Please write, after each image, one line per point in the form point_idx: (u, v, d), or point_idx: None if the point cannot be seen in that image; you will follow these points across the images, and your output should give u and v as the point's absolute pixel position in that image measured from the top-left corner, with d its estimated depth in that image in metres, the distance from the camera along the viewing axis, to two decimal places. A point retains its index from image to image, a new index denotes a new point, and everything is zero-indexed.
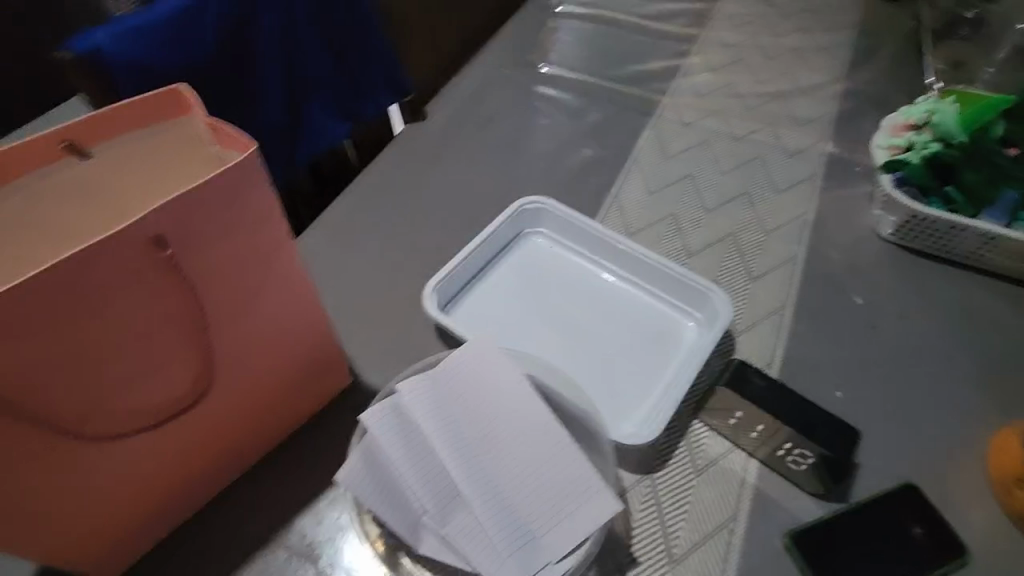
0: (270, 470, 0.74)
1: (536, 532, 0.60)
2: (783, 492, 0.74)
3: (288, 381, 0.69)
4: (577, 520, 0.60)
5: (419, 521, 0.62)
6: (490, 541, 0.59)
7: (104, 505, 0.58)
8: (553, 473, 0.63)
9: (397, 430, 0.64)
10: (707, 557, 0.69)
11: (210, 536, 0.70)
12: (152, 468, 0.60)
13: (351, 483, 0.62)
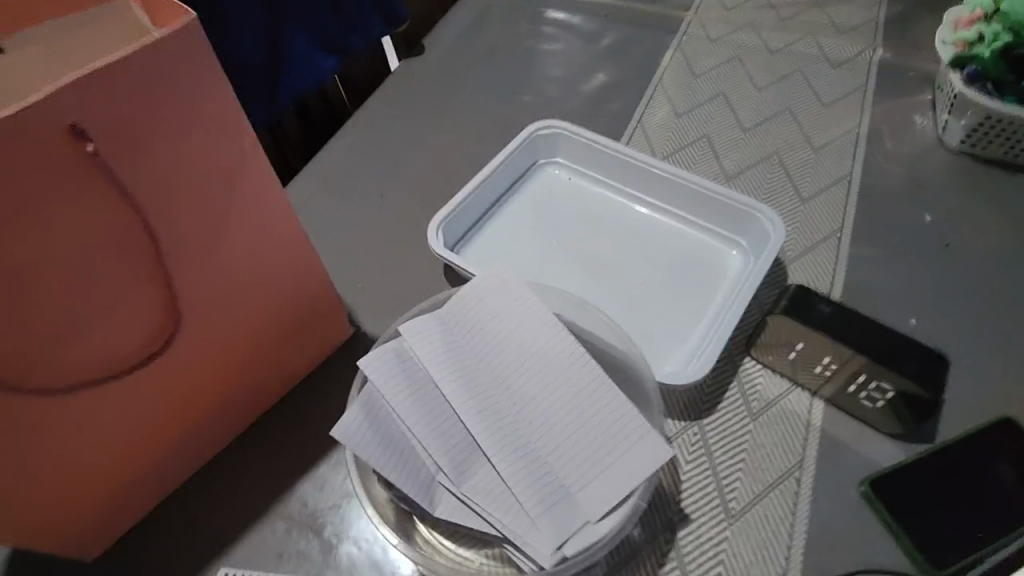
0: (264, 435, 0.66)
1: (573, 486, 0.50)
2: (854, 434, 0.64)
3: (278, 329, 0.60)
4: (621, 470, 0.50)
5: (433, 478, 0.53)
6: (519, 498, 0.50)
7: (65, 476, 0.50)
8: (589, 417, 0.53)
9: (401, 378, 0.55)
10: (772, 512, 0.59)
11: (199, 511, 0.61)
12: (118, 430, 0.51)
13: (347, 442, 0.52)
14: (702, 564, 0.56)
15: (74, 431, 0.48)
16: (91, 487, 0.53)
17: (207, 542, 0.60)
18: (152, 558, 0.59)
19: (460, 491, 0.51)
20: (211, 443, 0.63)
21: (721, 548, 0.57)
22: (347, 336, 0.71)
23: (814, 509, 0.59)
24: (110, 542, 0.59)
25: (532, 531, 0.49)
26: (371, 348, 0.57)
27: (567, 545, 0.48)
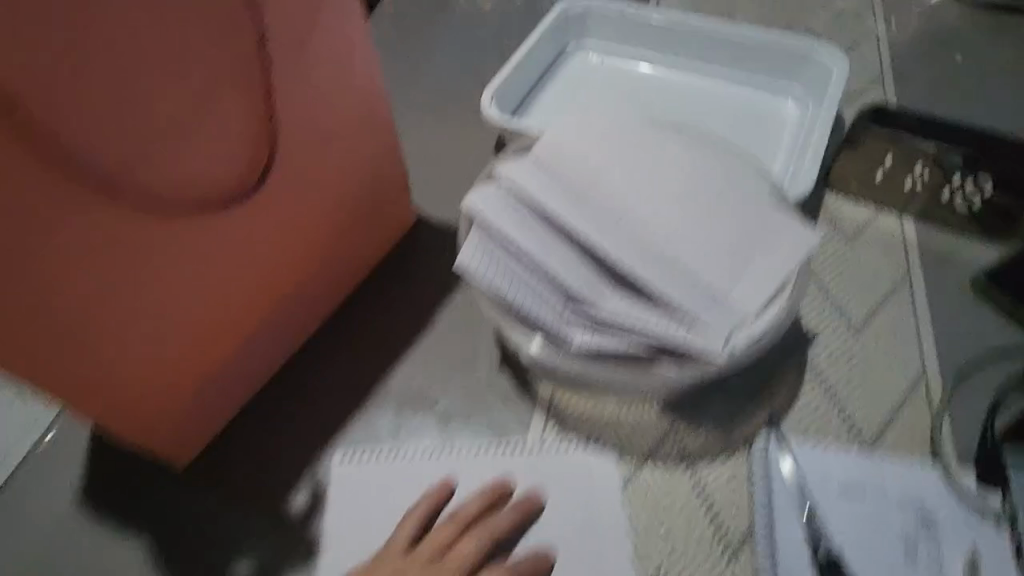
0: (342, 325, 0.58)
1: (730, 286, 0.48)
2: (951, 240, 0.63)
3: (360, 187, 0.54)
4: (773, 263, 0.48)
5: (566, 307, 0.49)
6: (679, 305, 0.46)
7: (162, 346, 0.44)
8: (730, 220, 0.50)
9: (519, 211, 0.50)
10: (895, 319, 0.57)
11: (291, 407, 0.54)
12: (217, 292, 0.45)
13: (472, 271, 0.49)
14: (843, 374, 0.54)
15: (167, 281, 0.41)
16: (188, 367, 0.46)
17: (306, 436, 0.53)
18: (246, 463, 0.52)
19: (604, 310, 0.47)
20: (286, 337, 0.55)
21: (856, 358, 0.55)
22: (410, 221, 0.65)
23: (937, 310, 0.58)
24: (193, 455, 0.51)
25: (694, 331, 0.46)
26: (473, 188, 0.52)
27: (735, 340, 0.45)
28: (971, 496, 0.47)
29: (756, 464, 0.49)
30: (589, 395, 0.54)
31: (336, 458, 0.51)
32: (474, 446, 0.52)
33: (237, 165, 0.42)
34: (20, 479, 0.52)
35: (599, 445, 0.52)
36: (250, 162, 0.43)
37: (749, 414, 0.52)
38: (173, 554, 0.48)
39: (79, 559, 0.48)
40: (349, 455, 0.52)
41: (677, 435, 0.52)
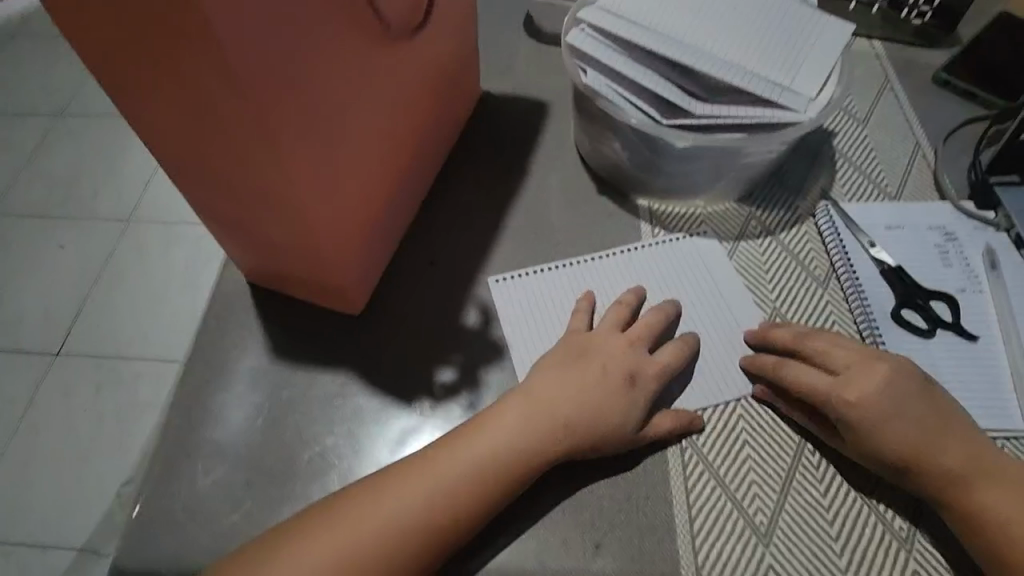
0: (455, 185, 0.67)
1: (800, 66, 0.59)
2: (909, 51, 0.79)
3: (453, 48, 0.62)
4: (823, 49, 0.60)
5: (669, 118, 0.56)
6: (770, 83, 0.57)
7: (354, 175, 0.51)
8: (784, 23, 0.62)
9: (623, 29, 0.58)
10: (887, 110, 0.73)
11: (434, 252, 0.62)
12: (382, 128, 0.53)
13: (590, 90, 0.59)
14: (863, 154, 0.68)
15: (359, 109, 0.49)
16: (365, 199, 0.54)
17: (456, 270, 0.61)
18: (412, 299, 0.59)
19: (701, 113, 0.55)
20: (416, 193, 0.63)
21: (868, 141, 0.70)
22: (476, 95, 0.73)
23: (917, 99, 0.74)
24: (366, 295, 0.58)
25: (778, 112, 0.56)
26: (567, 29, 0.61)
27: (808, 113, 0.56)
28: (975, 214, 0.62)
29: (822, 222, 0.62)
30: (681, 202, 0.65)
31: (491, 280, 0.60)
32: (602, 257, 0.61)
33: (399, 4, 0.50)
34: (206, 350, 0.55)
35: (698, 233, 0.63)
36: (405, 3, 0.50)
37: (805, 192, 0.65)
38: (375, 375, 0.54)
39: (288, 396, 0.53)
40: (502, 277, 0.60)
41: (757, 217, 0.64)
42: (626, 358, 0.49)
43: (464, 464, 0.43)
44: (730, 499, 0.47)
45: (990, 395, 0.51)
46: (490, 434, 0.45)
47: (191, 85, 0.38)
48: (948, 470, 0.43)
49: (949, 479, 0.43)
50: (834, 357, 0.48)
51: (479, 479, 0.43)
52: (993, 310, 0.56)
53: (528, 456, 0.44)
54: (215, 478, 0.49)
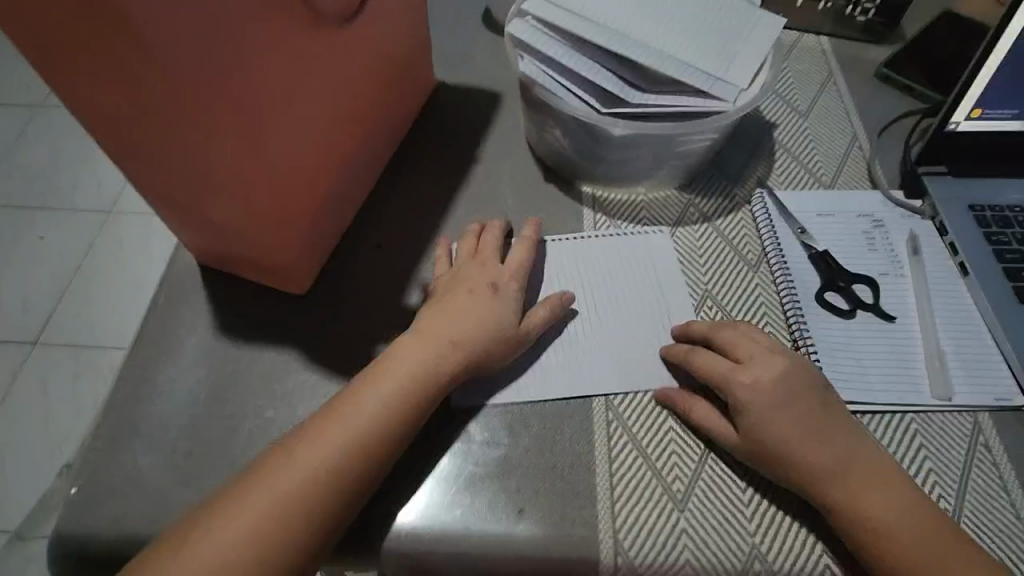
0: (405, 171, 0.69)
1: (734, 56, 0.61)
2: (854, 47, 0.81)
3: (401, 38, 0.64)
4: (757, 41, 0.63)
5: (605, 107, 0.59)
6: (703, 71, 0.59)
7: (295, 158, 0.52)
8: (720, 17, 0.64)
9: (561, 22, 0.60)
10: (828, 103, 0.75)
11: (382, 236, 0.64)
12: (324, 114, 0.54)
13: (531, 79, 0.61)
14: (801, 145, 0.71)
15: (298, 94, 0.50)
16: (307, 184, 0.55)
17: (402, 253, 0.63)
18: (357, 280, 0.61)
19: (634, 101, 0.58)
20: (366, 177, 0.65)
21: (807, 133, 0.72)
22: (430, 84, 0.75)
23: (858, 93, 0.76)
24: (314, 275, 0.60)
25: (710, 99, 0.58)
26: (510, 20, 0.63)
27: (738, 102, 0.59)
28: (903, 202, 0.65)
29: (757, 209, 0.65)
30: (623, 189, 0.67)
31: (446, 248, 0.63)
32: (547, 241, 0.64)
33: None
34: (154, 328, 0.57)
35: (638, 220, 0.65)
36: None
37: (743, 180, 0.68)
38: (318, 352, 0.56)
39: (231, 372, 0.55)
40: (457, 249, 0.63)
41: (696, 204, 0.66)
42: (489, 304, 0.53)
43: (350, 432, 0.45)
44: (650, 468, 0.49)
45: (902, 372, 0.54)
46: (374, 401, 0.47)
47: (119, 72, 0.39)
48: (825, 463, 0.46)
49: (827, 471, 0.45)
50: (738, 350, 0.51)
51: (362, 442, 0.45)
52: (912, 293, 0.58)
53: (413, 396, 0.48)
54: (156, 449, 0.51)
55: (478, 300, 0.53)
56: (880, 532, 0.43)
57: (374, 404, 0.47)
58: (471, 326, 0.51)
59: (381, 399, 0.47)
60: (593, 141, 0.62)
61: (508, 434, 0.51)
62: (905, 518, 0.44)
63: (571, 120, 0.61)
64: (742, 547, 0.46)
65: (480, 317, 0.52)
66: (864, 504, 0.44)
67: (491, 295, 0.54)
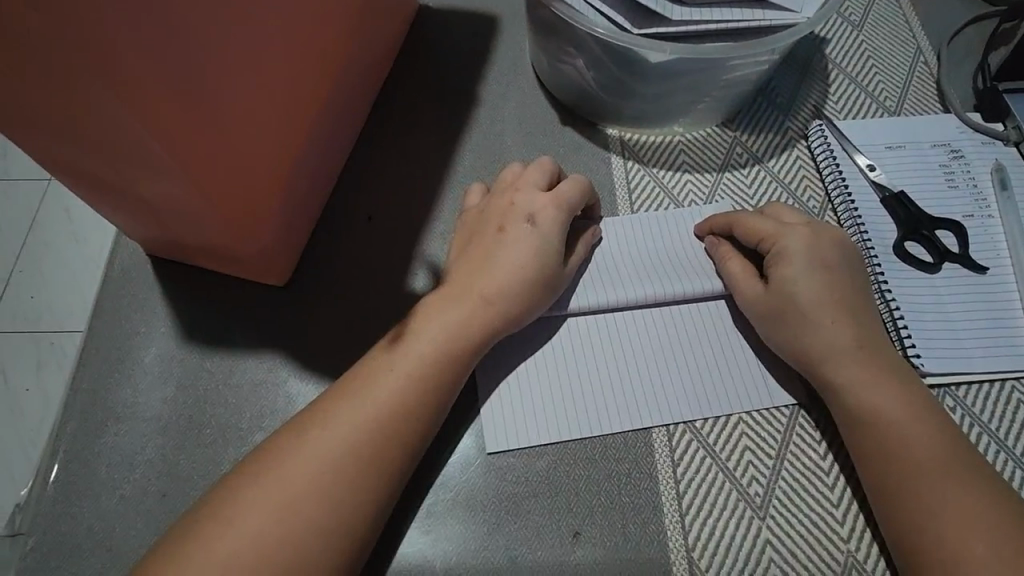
0: (391, 123, 0.57)
1: None
2: None
3: None
4: None
5: (638, 26, 0.47)
6: None
7: (257, 121, 0.40)
8: None
9: None
10: (885, 10, 0.63)
11: (374, 205, 0.52)
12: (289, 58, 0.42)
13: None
14: (858, 63, 0.60)
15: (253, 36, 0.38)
16: (275, 149, 0.43)
17: (397, 224, 0.52)
18: (349, 262, 0.50)
19: (676, 19, 0.46)
20: (343, 137, 0.53)
21: (865, 48, 0.61)
22: (411, 9, 0.61)
23: None
24: (293, 263, 0.49)
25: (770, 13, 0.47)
26: None
27: (807, 14, 0.47)
28: (983, 127, 0.55)
29: (815, 145, 0.55)
30: (654, 129, 0.56)
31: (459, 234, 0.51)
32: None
33: None
34: (103, 337, 0.46)
35: (676, 166, 0.55)
36: None
37: (797, 110, 0.57)
38: (310, 355, 0.46)
39: (205, 388, 0.45)
40: None
41: (743, 142, 0.56)
42: (532, 275, 0.42)
43: (369, 414, 0.37)
44: (721, 471, 0.42)
45: (1001, 332, 0.47)
46: (394, 369, 0.38)
47: None
48: (876, 395, 0.39)
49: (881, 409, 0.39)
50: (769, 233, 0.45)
51: (379, 431, 0.37)
52: (1003, 237, 0.50)
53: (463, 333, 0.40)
54: (121, 492, 0.41)
55: (516, 254, 0.42)
56: (896, 454, 0.38)
57: (394, 374, 0.38)
58: (507, 282, 0.42)
59: (402, 383, 0.38)
60: (623, 71, 0.50)
61: (551, 444, 0.43)
62: (930, 453, 0.37)
63: (598, 47, 0.49)
64: (834, 557, 0.40)
65: (522, 271, 0.42)
66: (888, 426, 0.39)
67: (545, 248, 0.43)
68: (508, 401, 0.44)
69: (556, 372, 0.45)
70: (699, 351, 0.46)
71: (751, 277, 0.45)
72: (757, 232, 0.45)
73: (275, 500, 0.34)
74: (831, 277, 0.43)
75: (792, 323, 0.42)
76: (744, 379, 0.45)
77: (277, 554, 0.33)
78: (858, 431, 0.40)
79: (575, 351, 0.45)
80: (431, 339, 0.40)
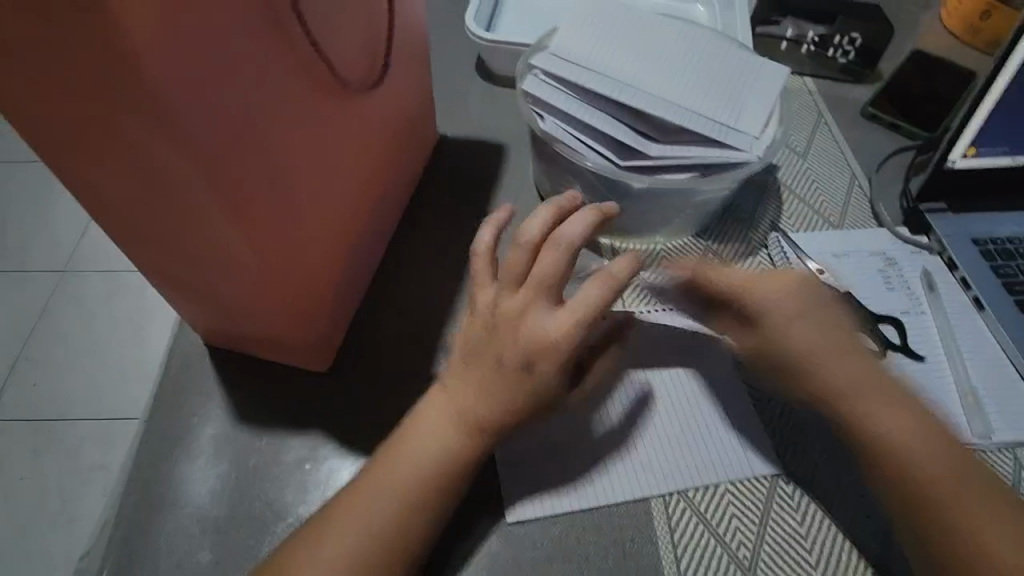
0: (417, 233, 0.67)
1: (740, 106, 0.61)
2: (839, 87, 0.84)
3: (408, 100, 0.63)
4: (762, 86, 0.62)
5: (624, 160, 0.58)
6: (712, 120, 0.59)
7: (314, 234, 0.50)
8: (725, 66, 0.63)
9: (571, 76, 0.60)
10: (824, 143, 0.77)
11: (404, 301, 0.61)
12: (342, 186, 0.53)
13: (549, 137, 0.60)
14: (805, 185, 0.72)
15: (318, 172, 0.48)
16: (326, 257, 0.52)
17: (424, 317, 0.60)
18: (382, 351, 0.58)
19: (654, 154, 0.57)
20: (378, 244, 0.63)
21: (809, 173, 0.74)
22: (435, 139, 0.73)
23: (850, 133, 0.79)
24: (334, 351, 0.56)
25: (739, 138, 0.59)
26: (520, 75, 0.62)
27: (758, 150, 0.59)
28: (910, 239, 0.67)
29: (774, 252, 0.65)
30: (640, 238, 0.66)
31: None
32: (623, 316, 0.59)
33: (351, 63, 0.50)
34: (162, 420, 0.52)
35: (659, 269, 0.65)
36: (358, 66, 0.52)
37: (757, 224, 0.68)
38: (348, 434, 0.52)
39: (255, 463, 0.50)
40: None
41: (714, 250, 0.66)
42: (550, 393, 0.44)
43: (400, 475, 0.42)
44: (713, 535, 0.48)
45: (944, 411, 0.54)
46: (419, 438, 0.43)
47: (143, 161, 0.37)
48: (900, 429, 0.44)
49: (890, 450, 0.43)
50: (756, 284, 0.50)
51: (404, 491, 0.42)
52: (936, 330, 0.60)
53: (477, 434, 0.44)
54: (177, 560, 0.46)
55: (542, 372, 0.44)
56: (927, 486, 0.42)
57: (413, 452, 0.43)
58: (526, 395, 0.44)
59: (424, 454, 0.43)
60: (613, 194, 0.61)
61: (563, 514, 0.48)
62: (926, 449, 0.43)
63: (591, 175, 0.60)
64: None
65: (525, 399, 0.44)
66: (929, 472, 0.42)
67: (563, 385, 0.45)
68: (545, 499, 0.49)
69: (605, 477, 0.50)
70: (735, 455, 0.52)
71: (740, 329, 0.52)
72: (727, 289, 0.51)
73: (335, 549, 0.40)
74: (811, 325, 0.48)
75: (820, 389, 0.46)
76: (729, 452, 0.52)
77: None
78: (902, 482, 0.43)
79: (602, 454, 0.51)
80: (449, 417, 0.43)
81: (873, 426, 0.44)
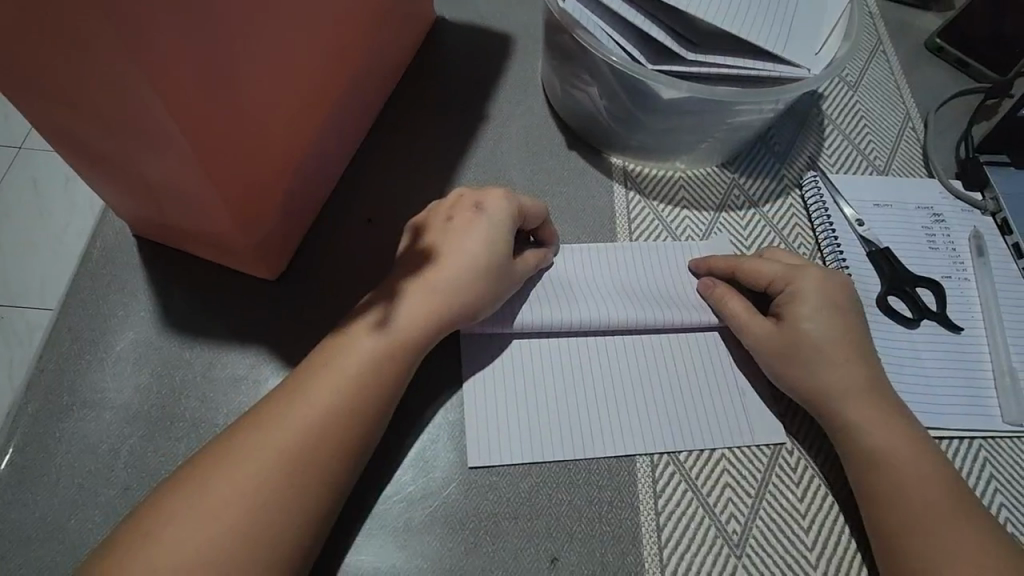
0: (397, 130, 0.57)
1: (797, 19, 0.50)
2: (904, 10, 0.72)
3: None
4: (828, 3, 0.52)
5: (653, 64, 0.48)
6: (762, 29, 0.48)
7: (267, 117, 0.40)
8: None
9: None
10: (879, 75, 0.67)
11: (375, 208, 0.52)
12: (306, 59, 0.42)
13: (566, 21, 0.49)
14: (852, 121, 0.63)
15: (275, 32, 0.37)
16: (280, 149, 0.42)
17: (397, 229, 0.51)
18: (346, 262, 0.49)
19: (690, 59, 0.47)
20: (349, 137, 0.53)
21: (858, 108, 0.64)
22: (428, 19, 0.61)
23: (909, 66, 0.68)
24: (286, 258, 0.48)
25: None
26: None
27: (815, 69, 0.49)
28: (964, 195, 0.58)
29: (808, 193, 0.57)
30: (656, 162, 0.57)
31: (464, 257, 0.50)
32: (641, 268, 0.51)
33: None
34: (76, 319, 0.44)
35: (675, 201, 0.56)
36: None
37: (792, 160, 0.59)
38: (295, 354, 0.45)
39: (183, 378, 0.43)
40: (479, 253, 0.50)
41: (740, 184, 0.57)
42: (481, 240, 0.43)
43: (329, 377, 0.38)
44: (701, 505, 0.42)
45: (969, 390, 0.49)
46: (347, 362, 0.38)
47: None
48: (897, 452, 0.41)
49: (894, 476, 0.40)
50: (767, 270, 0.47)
51: (317, 450, 0.36)
52: (977, 299, 0.53)
53: (409, 315, 0.40)
54: (79, 482, 0.39)
55: (471, 236, 0.43)
56: (914, 508, 0.39)
57: (346, 355, 0.38)
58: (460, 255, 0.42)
59: (355, 387, 0.37)
60: (634, 103, 0.51)
61: (529, 461, 0.43)
62: (904, 448, 0.41)
63: (612, 76, 0.50)
64: None
65: (467, 259, 0.42)
66: (899, 472, 0.40)
67: (495, 238, 0.43)
68: (509, 442, 0.43)
69: (572, 415, 0.44)
70: (728, 409, 0.46)
71: (754, 315, 0.46)
72: (764, 275, 0.47)
73: (222, 509, 0.33)
74: (841, 318, 0.44)
75: (807, 358, 0.43)
76: (730, 416, 0.45)
77: (207, 544, 0.32)
78: (871, 480, 0.40)
79: (566, 388, 0.45)
80: (430, 290, 0.41)
81: (878, 444, 0.41)
